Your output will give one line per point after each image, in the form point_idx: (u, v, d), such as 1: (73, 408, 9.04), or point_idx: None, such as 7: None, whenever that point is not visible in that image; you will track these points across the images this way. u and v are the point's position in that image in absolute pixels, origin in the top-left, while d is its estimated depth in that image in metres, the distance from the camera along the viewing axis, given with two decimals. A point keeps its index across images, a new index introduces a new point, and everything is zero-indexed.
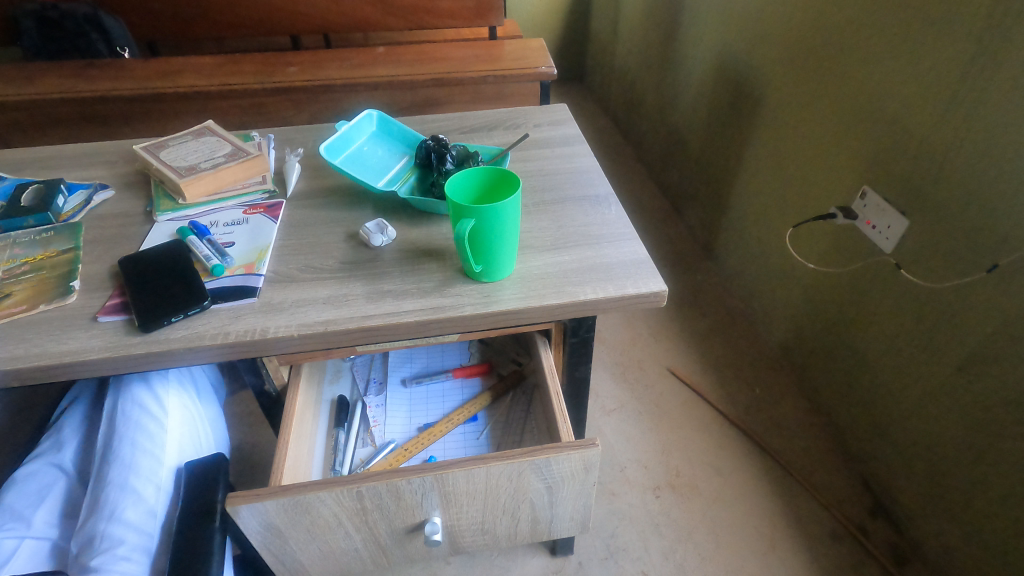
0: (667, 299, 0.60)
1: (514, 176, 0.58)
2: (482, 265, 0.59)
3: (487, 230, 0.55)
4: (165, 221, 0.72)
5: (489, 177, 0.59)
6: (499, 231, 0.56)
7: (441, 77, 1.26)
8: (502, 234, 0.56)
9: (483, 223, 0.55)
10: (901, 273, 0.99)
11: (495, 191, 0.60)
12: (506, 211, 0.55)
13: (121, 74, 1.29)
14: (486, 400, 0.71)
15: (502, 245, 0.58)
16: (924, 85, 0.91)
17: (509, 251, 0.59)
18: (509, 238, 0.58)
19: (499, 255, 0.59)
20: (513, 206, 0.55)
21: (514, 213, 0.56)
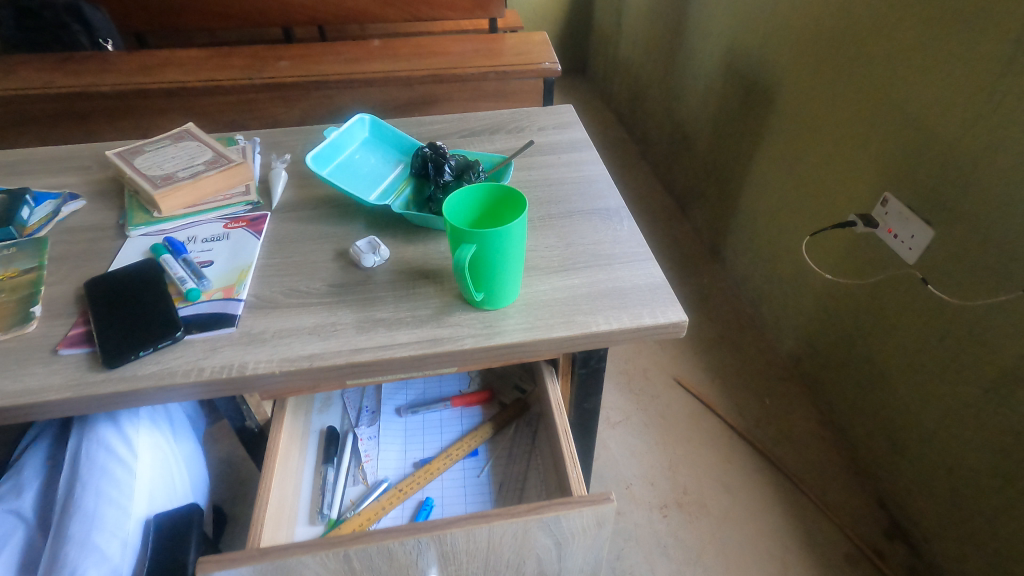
0: (687, 330, 0.55)
1: (519, 193, 0.52)
2: (483, 293, 0.54)
3: (489, 256, 0.50)
4: (138, 236, 0.66)
5: (491, 193, 0.54)
6: (502, 257, 0.50)
7: (438, 73, 1.20)
8: (504, 260, 0.51)
9: (483, 248, 0.49)
10: (925, 286, 0.93)
11: (498, 210, 0.55)
12: (509, 235, 0.49)
13: (102, 68, 1.22)
14: (487, 433, 0.66)
15: (507, 270, 0.52)
16: (956, 87, 0.85)
17: (514, 277, 0.53)
18: (514, 262, 0.52)
19: (502, 282, 0.53)
20: (518, 228, 0.49)
21: (519, 236, 0.50)
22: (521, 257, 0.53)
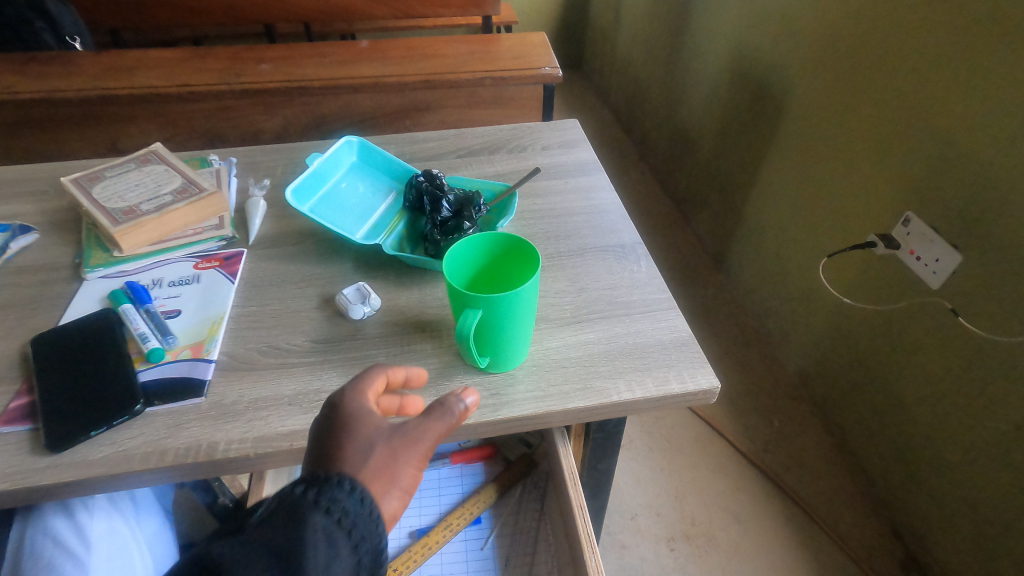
0: (718, 395, 0.49)
1: (529, 245, 0.45)
2: (489, 357, 0.47)
3: (496, 321, 0.43)
4: (96, 280, 0.58)
5: (497, 243, 0.47)
6: (511, 321, 0.44)
7: (431, 78, 1.12)
8: (514, 323, 0.44)
9: (489, 313, 0.42)
10: (955, 317, 0.87)
11: (506, 261, 0.48)
12: (519, 298, 0.42)
13: (65, 70, 1.12)
14: (490, 496, 0.60)
15: (516, 334, 0.46)
16: (990, 101, 0.79)
17: (525, 339, 0.47)
18: (525, 325, 0.46)
19: (512, 346, 0.47)
20: (529, 290, 0.43)
21: (530, 297, 0.43)
22: (533, 317, 0.46)
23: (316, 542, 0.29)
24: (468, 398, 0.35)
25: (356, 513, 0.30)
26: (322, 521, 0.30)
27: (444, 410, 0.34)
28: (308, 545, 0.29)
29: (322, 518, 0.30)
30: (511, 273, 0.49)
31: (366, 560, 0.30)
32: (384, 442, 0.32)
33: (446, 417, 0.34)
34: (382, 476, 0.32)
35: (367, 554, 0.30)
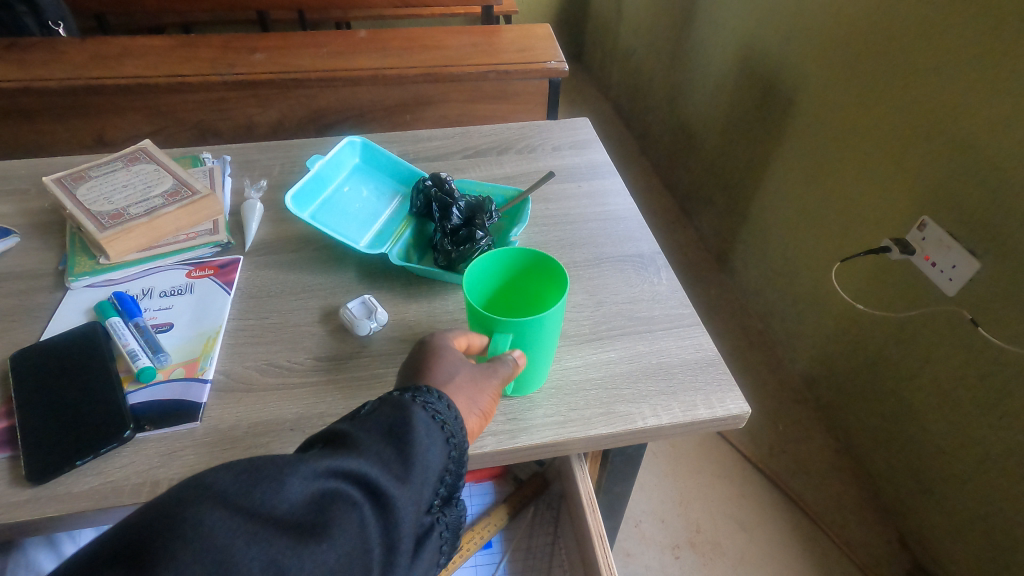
0: (748, 420, 0.46)
1: (558, 268, 0.43)
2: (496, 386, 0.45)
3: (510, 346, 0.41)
4: (82, 289, 0.55)
5: (524, 262, 0.45)
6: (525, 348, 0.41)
7: (433, 71, 1.07)
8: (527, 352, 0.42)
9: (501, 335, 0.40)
10: (974, 328, 0.82)
11: (531, 282, 0.46)
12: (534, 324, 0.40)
13: (46, 58, 1.07)
14: (502, 519, 0.59)
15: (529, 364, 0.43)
16: (998, 102, 0.75)
17: (539, 370, 0.44)
18: (541, 355, 0.43)
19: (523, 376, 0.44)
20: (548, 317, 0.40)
21: (548, 325, 0.41)
22: (550, 347, 0.44)
23: (421, 423, 0.33)
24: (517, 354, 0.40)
25: (448, 414, 0.35)
26: (424, 413, 0.34)
27: (503, 362, 0.40)
28: (416, 424, 0.33)
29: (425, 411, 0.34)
30: (534, 296, 0.47)
31: (456, 455, 0.34)
32: (467, 366, 0.39)
33: (508, 366, 0.40)
34: (470, 392, 0.38)
35: (456, 451, 0.34)
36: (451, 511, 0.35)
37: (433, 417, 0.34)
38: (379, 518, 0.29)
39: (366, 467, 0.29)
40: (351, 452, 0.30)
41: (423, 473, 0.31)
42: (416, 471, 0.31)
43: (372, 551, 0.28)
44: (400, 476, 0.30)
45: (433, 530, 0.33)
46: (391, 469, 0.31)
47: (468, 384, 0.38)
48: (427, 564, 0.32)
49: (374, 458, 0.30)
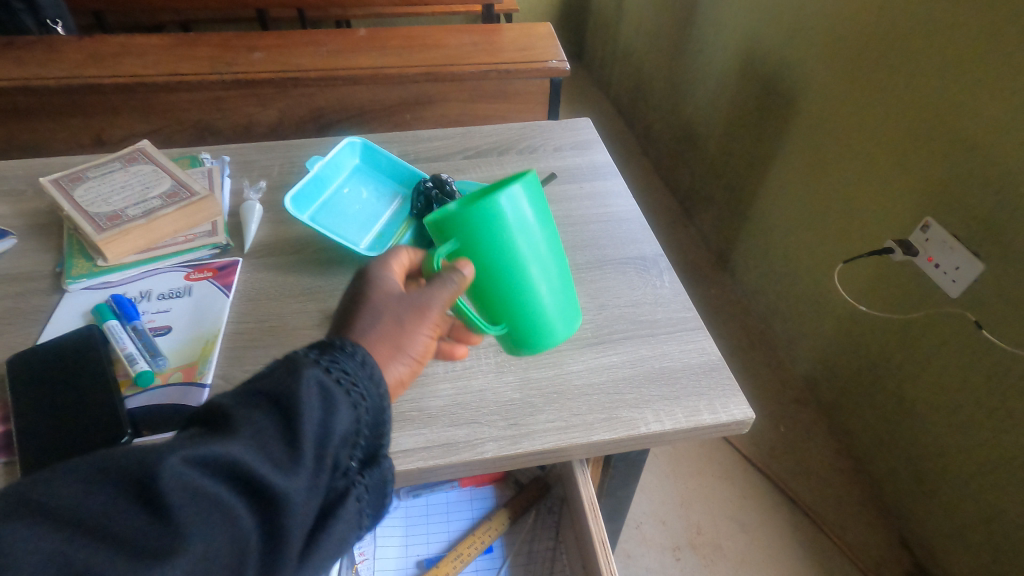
0: (752, 425, 0.45)
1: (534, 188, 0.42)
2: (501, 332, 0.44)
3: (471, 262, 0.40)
4: (80, 291, 0.54)
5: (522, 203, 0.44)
6: (488, 261, 0.40)
7: (434, 70, 1.06)
8: (492, 266, 0.40)
9: (452, 246, 0.40)
10: (978, 331, 0.82)
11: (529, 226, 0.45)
12: (472, 221, 0.39)
13: (44, 57, 1.06)
14: (503, 523, 0.58)
15: (509, 287, 0.41)
16: (997, 104, 0.75)
17: (532, 301, 0.42)
18: (519, 273, 0.41)
19: (514, 310, 0.43)
20: (486, 209, 0.38)
21: (496, 224, 0.39)
22: (529, 263, 0.41)
23: (315, 391, 0.32)
24: (465, 262, 0.40)
25: (348, 376, 0.34)
26: (321, 377, 0.33)
27: (450, 275, 0.39)
28: (308, 393, 0.31)
29: (323, 375, 0.33)
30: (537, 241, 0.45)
31: (363, 418, 0.34)
32: (391, 310, 0.39)
33: (448, 284, 0.39)
34: (397, 328, 0.38)
35: (360, 413, 0.33)
36: (367, 472, 0.34)
37: (332, 382, 0.33)
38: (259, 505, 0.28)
39: (238, 452, 0.28)
40: (226, 433, 0.29)
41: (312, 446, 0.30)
42: (306, 444, 0.30)
43: (251, 538, 0.27)
44: (281, 457, 0.29)
45: (346, 495, 0.32)
46: (271, 451, 0.29)
47: (396, 320, 0.38)
48: (347, 531, 0.32)
49: (251, 436, 0.29)
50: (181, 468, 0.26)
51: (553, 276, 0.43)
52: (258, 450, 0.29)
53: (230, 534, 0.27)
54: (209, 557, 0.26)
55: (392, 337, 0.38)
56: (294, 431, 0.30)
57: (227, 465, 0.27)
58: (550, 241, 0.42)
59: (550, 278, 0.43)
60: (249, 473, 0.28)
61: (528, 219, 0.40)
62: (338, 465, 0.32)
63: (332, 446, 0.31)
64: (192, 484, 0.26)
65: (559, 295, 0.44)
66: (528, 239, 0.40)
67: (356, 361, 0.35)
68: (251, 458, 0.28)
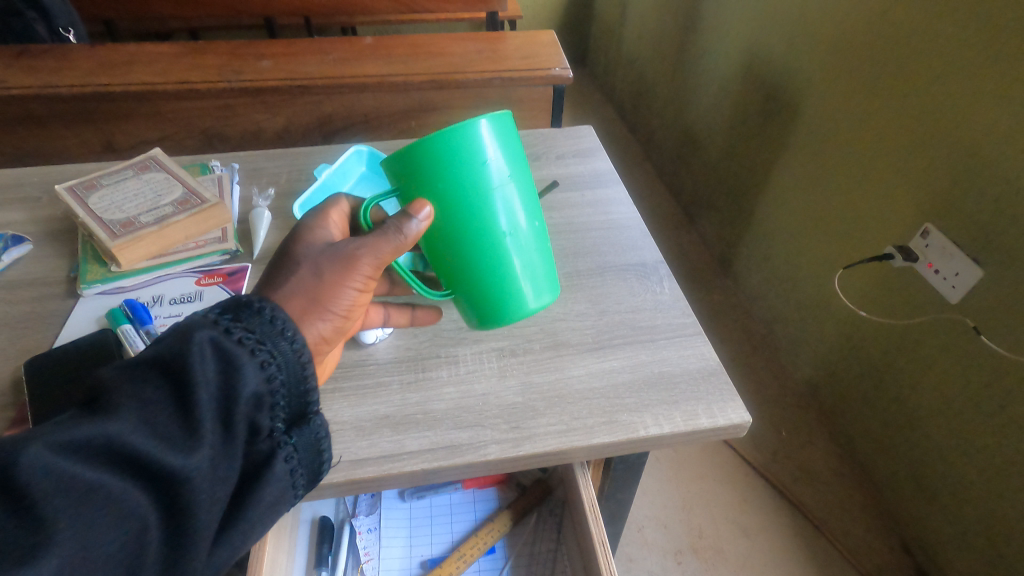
0: (749, 429, 0.46)
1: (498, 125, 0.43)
2: (464, 284, 0.46)
3: (436, 202, 0.42)
4: (93, 296, 0.56)
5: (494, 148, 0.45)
6: (453, 200, 0.42)
7: (438, 78, 1.08)
8: (458, 206, 0.43)
9: (417, 184, 0.42)
10: (977, 337, 0.83)
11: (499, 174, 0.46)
12: (437, 155, 0.41)
13: (56, 65, 1.08)
14: (505, 525, 0.60)
15: (475, 228, 0.44)
16: (995, 113, 0.76)
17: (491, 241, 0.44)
18: (485, 213, 0.43)
19: (479, 255, 0.45)
20: (453, 144, 0.41)
21: (461, 159, 0.41)
22: (495, 204, 0.43)
23: (208, 356, 0.31)
24: (423, 203, 0.41)
25: (260, 342, 0.34)
26: (216, 338, 0.32)
27: (403, 217, 0.41)
28: (199, 359, 0.31)
29: (219, 338, 0.32)
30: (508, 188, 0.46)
31: (276, 380, 0.34)
32: (310, 264, 0.39)
33: (395, 230, 0.40)
34: (334, 263, 0.39)
35: (275, 378, 0.34)
36: (295, 433, 0.35)
37: (233, 345, 0.33)
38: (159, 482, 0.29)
39: (125, 432, 0.28)
40: (110, 410, 0.29)
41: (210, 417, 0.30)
42: (202, 415, 0.30)
43: (153, 513, 0.28)
44: (176, 435, 0.29)
45: (275, 456, 0.34)
46: (165, 429, 0.29)
47: (333, 256, 0.39)
48: (275, 491, 0.34)
49: (136, 413, 0.29)
50: (49, 456, 0.26)
51: (521, 224, 0.45)
52: (145, 427, 0.29)
53: (127, 515, 0.27)
54: (108, 544, 0.27)
55: (327, 270, 0.39)
56: (188, 402, 0.30)
57: (110, 446, 0.27)
58: (519, 188, 0.45)
59: (517, 224, 0.45)
60: (138, 453, 0.28)
61: (497, 159, 0.42)
62: (262, 427, 0.33)
63: (236, 411, 0.31)
64: (69, 472, 0.26)
65: (526, 243, 0.46)
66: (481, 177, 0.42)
67: (265, 320, 0.35)
68: (140, 437, 0.28)
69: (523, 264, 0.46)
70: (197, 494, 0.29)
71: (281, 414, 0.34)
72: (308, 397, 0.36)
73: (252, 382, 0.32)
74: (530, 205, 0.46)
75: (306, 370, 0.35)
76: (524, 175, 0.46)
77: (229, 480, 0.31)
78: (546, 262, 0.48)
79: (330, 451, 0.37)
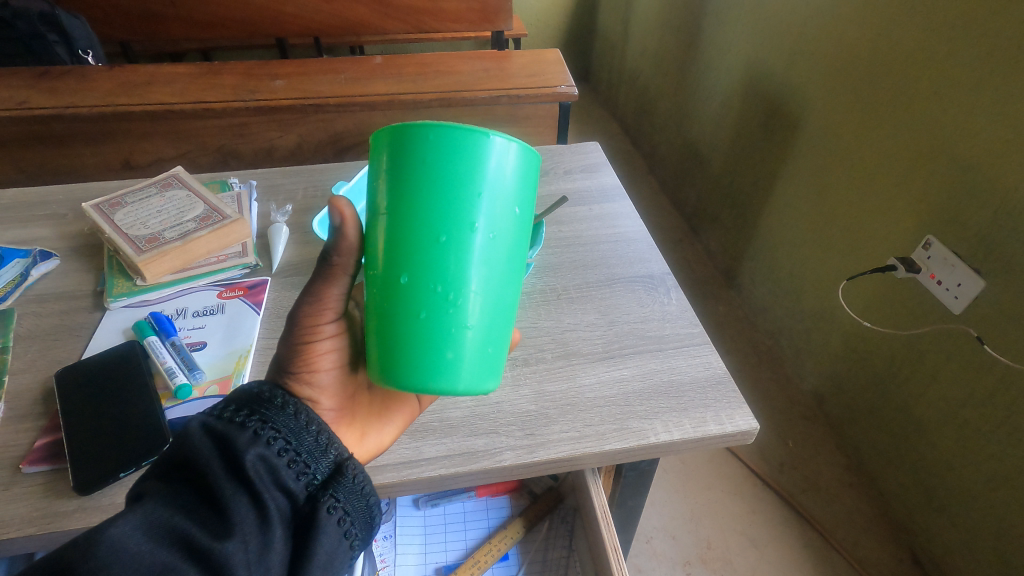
0: (756, 435, 0.48)
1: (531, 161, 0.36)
2: (395, 331, 0.36)
3: (406, 210, 0.35)
4: (120, 309, 0.58)
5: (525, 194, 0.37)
6: (426, 219, 0.34)
7: (447, 96, 1.10)
8: (429, 228, 0.34)
9: (399, 173, 0.34)
10: (981, 346, 0.83)
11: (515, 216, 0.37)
12: (435, 151, 0.33)
13: (76, 85, 1.11)
14: (518, 532, 0.61)
15: (435, 264, 0.35)
16: (992, 127, 0.78)
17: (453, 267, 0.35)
18: (454, 251, 0.35)
19: (423, 300, 0.36)
20: (457, 147, 0.33)
21: (458, 173, 0.34)
22: (471, 246, 0.35)
23: (209, 440, 0.33)
24: (340, 204, 0.37)
25: (261, 414, 0.35)
26: (213, 424, 0.34)
27: (337, 235, 0.38)
28: (201, 444, 0.33)
29: (212, 422, 0.34)
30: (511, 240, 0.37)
31: (281, 441, 0.35)
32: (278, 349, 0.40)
33: (329, 255, 0.39)
34: (295, 325, 0.40)
35: (285, 442, 0.35)
36: (331, 487, 0.35)
37: (226, 424, 0.34)
38: (204, 559, 0.29)
39: (157, 518, 0.30)
40: (137, 503, 0.31)
41: (232, 490, 0.32)
42: (223, 487, 0.32)
43: None
44: (205, 517, 0.31)
45: (318, 511, 0.34)
46: (195, 514, 0.31)
47: (293, 316, 0.40)
48: (328, 546, 0.34)
49: (163, 503, 0.31)
50: (108, 534, 0.28)
51: (488, 284, 0.36)
52: (177, 510, 0.31)
53: None
54: None
55: (288, 341, 0.40)
56: (208, 482, 0.32)
57: (151, 531, 0.29)
58: (509, 242, 0.36)
59: (484, 281, 0.36)
60: (177, 532, 0.30)
61: (497, 194, 0.35)
62: (292, 490, 0.34)
63: (255, 477, 0.33)
64: (122, 556, 0.28)
65: (484, 309, 0.37)
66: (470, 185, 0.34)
67: (264, 399, 0.37)
68: (176, 519, 0.30)
69: (476, 333, 0.37)
70: (242, 564, 0.30)
71: (307, 471, 0.35)
72: (328, 449, 0.37)
73: (258, 445, 0.34)
74: (509, 271, 0.37)
75: (311, 425, 0.37)
76: (519, 237, 0.37)
77: (275, 544, 0.32)
78: (496, 345, 0.39)
79: (374, 495, 0.37)
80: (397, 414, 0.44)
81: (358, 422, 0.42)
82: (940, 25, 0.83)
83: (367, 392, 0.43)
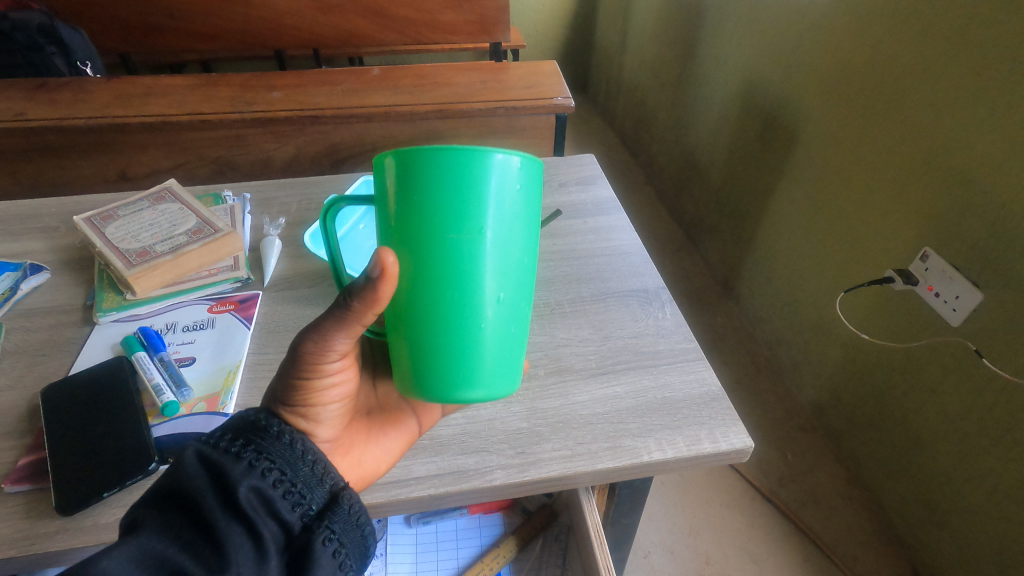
0: (751, 454, 0.47)
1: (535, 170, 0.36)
2: (421, 341, 0.38)
3: (418, 227, 0.35)
4: (108, 323, 0.57)
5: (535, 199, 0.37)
6: (439, 232, 0.35)
7: (443, 107, 1.10)
8: (442, 241, 0.35)
9: (406, 196, 0.35)
10: (980, 360, 0.83)
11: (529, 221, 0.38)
12: (439, 171, 0.34)
13: (73, 97, 1.11)
14: (511, 550, 0.60)
15: (454, 272, 0.36)
16: (990, 139, 0.77)
17: (468, 281, 0.36)
18: (470, 256, 0.36)
19: (446, 310, 0.37)
20: (461, 166, 0.34)
21: (467, 184, 0.34)
22: (486, 251, 0.36)
23: (202, 470, 0.33)
24: (386, 256, 0.34)
25: (258, 443, 0.35)
26: (206, 453, 0.34)
27: (367, 284, 0.34)
28: (194, 475, 0.32)
29: (206, 450, 0.33)
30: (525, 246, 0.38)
31: (276, 471, 0.34)
32: (280, 381, 0.38)
33: (349, 300, 0.35)
34: (295, 356, 0.37)
35: (279, 472, 0.34)
36: (326, 518, 0.35)
37: (220, 452, 0.34)
38: None
39: (149, 551, 0.29)
40: (128, 535, 0.30)
41: (225, 522, 0.31)
42: (215, 520, 0.31)
43: None
44: (197, 549, 0.30)
45: (313, 543, 0.34)
46: (187, 546, 0.30)
47: (296, 351, 0.37)
48: None
49: (155, 533, 0.30)
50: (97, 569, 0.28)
51: (505, 288, 0.37)
52: (169, 542, 0.30)
53: None
54: None
55: (287, 372, 0.38)
56: (201, 513, 0.31)
57: (142, 566, 0.29)
58: (520, 249, 0.37)
59: (502, 284, 0.37)
60: (169, 566, 0.29)
61: (507, 200, 0.35)
62: (287, 522, 0.34)
63: (248, 510, 0.32)
64: None
65: (505, 309, 0.38)
66: (475, 202, 0.35)
67: (260, 428, 0.36)
68: (166, 552, 0.30)
69: (493, 338, 0.38)
70: None
71: (302, 501, 0.35)
72: (324, 479, 0.36)
73: (252, 477, 0.33)
74: (524, 269, 0.39)
75: (307, 454, 0.36)
76: (532, 236, 0.38)
77: None
78: (515, 348, 0.40)
79: (369, 525, 0.37)
80: (394, 441, 0.44)
81: (353, 450, 0.42)
82: (937, 38, 0.83)
83: (363, 420, 0.44)
